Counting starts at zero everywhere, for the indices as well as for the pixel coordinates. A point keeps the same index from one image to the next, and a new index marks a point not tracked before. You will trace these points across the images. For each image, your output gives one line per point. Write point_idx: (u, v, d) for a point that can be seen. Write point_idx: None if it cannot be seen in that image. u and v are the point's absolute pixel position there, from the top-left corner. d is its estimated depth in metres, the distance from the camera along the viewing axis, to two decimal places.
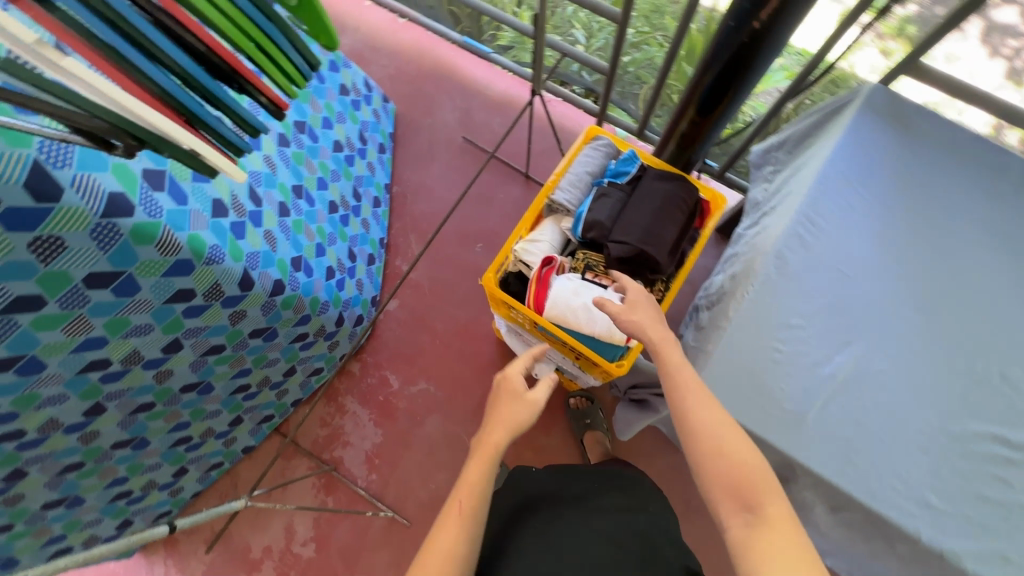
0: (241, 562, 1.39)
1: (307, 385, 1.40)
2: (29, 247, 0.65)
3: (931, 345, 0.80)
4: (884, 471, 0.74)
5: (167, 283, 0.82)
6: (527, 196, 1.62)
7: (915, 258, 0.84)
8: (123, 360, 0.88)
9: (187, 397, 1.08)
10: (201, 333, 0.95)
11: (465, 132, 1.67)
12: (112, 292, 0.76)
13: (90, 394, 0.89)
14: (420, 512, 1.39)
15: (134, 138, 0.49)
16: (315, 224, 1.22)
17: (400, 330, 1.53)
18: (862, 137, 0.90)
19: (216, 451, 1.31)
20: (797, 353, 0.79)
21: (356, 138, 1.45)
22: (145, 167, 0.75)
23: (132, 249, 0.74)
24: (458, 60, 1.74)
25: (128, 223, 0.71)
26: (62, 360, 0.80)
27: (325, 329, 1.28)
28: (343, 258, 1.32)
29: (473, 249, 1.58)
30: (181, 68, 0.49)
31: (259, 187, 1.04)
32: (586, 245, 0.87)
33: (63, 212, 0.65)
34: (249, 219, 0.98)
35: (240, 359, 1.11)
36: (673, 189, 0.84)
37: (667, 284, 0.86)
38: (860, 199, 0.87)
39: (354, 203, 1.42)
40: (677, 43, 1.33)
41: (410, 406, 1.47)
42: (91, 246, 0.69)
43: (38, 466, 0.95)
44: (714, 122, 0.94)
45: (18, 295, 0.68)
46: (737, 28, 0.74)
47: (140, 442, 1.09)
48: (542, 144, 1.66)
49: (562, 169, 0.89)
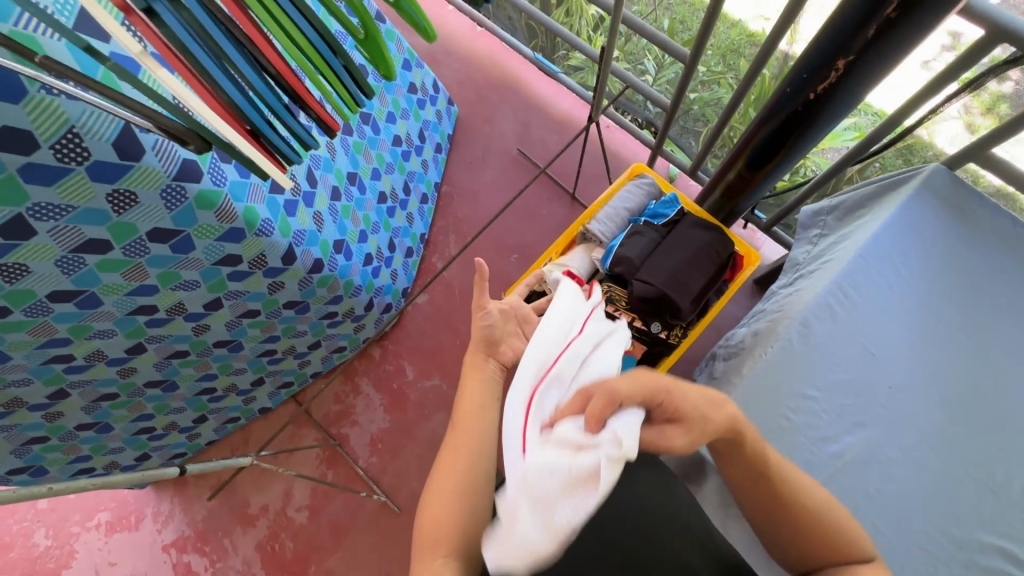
0: (240, 515, 1.48)
1: (328, 360, 1.46)
2: (107, 197, 0.72)
3: (951, 444, 0.77)
4: None
5: (219, 247, 0.89)
6: (570, 216, 1.63)
7: (948, 351, 0.81)
8: (169, 309, 0.96)
9: (218, 351, 1.16)
10: (241, 296, 1.02)
11: (520, 144, 1.70)
12: (169, 248, 0.83)
13: (135, 334, 0.97)
14: (413, 501, 1.44)
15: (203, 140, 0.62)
16: (362, 211, 1.28)
17: (425, 324, 1.58)
18: (915, 218, 0.87)
19: (235, 406, 1.39)
20: (807, 423, 0.78)
21: (415, 135, 1.51)
22: None
23: (194, 212, 0.80)
24: (527, 74, 1.78)
25: (194, 188, 0.78)
26: (117, 301, 0.87)
27: (354, 311, 1.34)
28: (383, 248, 1.38)
29: (508, 259, 1.61)
30: (254, 88, 0.62)
31: (317, 170, 1.10)
32: (612, 279, 0.88)
33: (140, 171, 0.72)
34: (302, 199, 1.04)
35: (271, 325, 1.18)
36: (709, 239, 0.85)
37: (686, 331, 0.86)
38: (901, 280, 0.84)
39: (403, 196, 1.47)
40: (745, 91, 1.32)
41: (421, 399, 1.52)
42: (159, 205, 0.76)
43: (79, 390, 1.04)
44: (765, 177, 0.93)
45: (90, 237, 0.75)
46: (794, 94, 0.76)
47: (170, 384, 1.18)
48: (594, 167, 1.68)
49: (603, 200, 0.91)
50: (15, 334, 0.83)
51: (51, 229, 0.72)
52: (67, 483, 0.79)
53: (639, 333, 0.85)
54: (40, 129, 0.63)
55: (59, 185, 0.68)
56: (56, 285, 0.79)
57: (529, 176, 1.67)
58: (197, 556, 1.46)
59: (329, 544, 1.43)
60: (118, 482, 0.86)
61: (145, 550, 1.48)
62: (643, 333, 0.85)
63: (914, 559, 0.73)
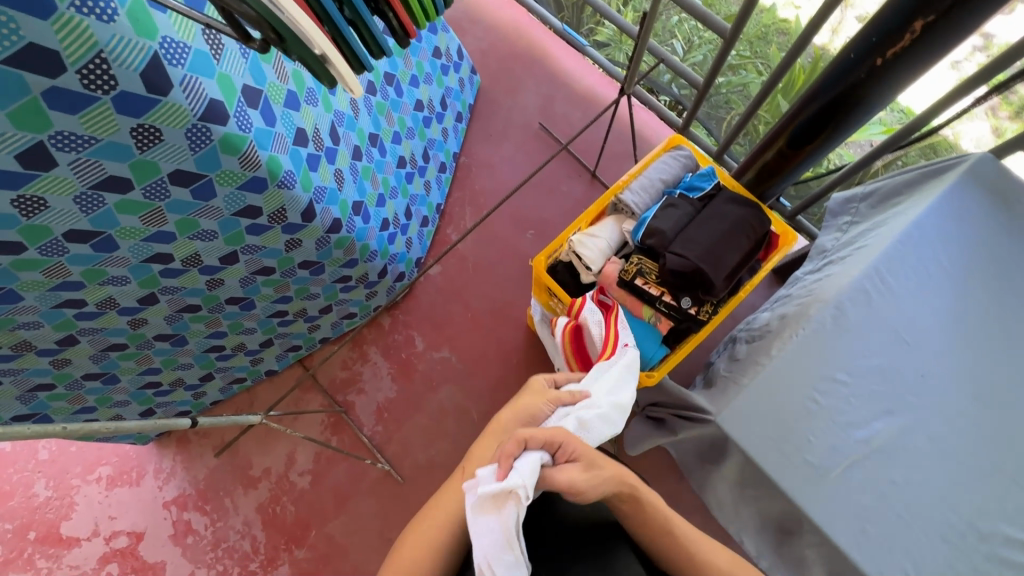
0: (242, 476, 1.47)
1: (338, 326, 1.45)
2: (131, 131, 0.69)
3: (979, 436, 0.76)
4: (897, 550, 0.71)
5: (240, 196, 0.86)
6: (589, 195, 1.61)
7: (983, 342, 0.79)
8: (185, 260, 0.94)
9: (229, 308, 1.14)
10: (257, 252, 1.00)
11: (542, 119, 1.66)
12: (190, 193, 0.80)
13: (148, 283, 0.95)
14: (415, 471, 1.44)
15: (275, 35, 0.55)
16: (381, 174, 1.25)
17: (436, 296, 1.56)
18: (957, 206, 0.85)
19: (242, 366, 1.38)
20: (835, 407, 0.77)
21: (437, 102, 1.47)
22: (246, 83, 0.79)
23: (218, 156, 0.77)
24: (552, 47, 1.73)
25: (220, 131, 0.75)
26: (133, 246, 0.85)
27: (368, 277, 1.32)
28: (400, 214, 1.35)
29: (523, 235, 1.59)
30: None
31: (340, 127, 1.07)
32: (643, 251, 0.86)
33: (167, 107, 0.69)
34: (325, 155, 1.02)
35: (285, 285, 1.16)
36: (745, 216, 0.82)
37: (715, 308, 0.83)
38: (940, 267, 0.82)
39: (422, 164, 1.44)
40: (778, 77, 1.28)
41: (429, 371, 1.50)
42: (183, 145, 0.73)
43: (88, 338, 1.02)
44: (808, 153, 0.93)
45: (111, 175, 0.72)
46: (857, 62, 0.76)
47: (179, 339, 1.16)
48: (616, 147, 1.65)
49: (637, 171, 0.88)
50: (28, 273, 0.81)
51: (72, 163, 0.69)
52: (79, 426, 0.77)
53: (667, 307, 0.83)
54: (67, 51, 0.60)
55: (83, 115, 0.65)
56: (73, 224, 0.76)
57: (550, 151, 1.64)
58: (198, 515, 1.47)
59: (331, 510, 1.43)
60: (129, 429, 0.85)
61: (145, 506, 1.48)
62: (672, 308, 0.83)
63: (937, 549, 0.72)
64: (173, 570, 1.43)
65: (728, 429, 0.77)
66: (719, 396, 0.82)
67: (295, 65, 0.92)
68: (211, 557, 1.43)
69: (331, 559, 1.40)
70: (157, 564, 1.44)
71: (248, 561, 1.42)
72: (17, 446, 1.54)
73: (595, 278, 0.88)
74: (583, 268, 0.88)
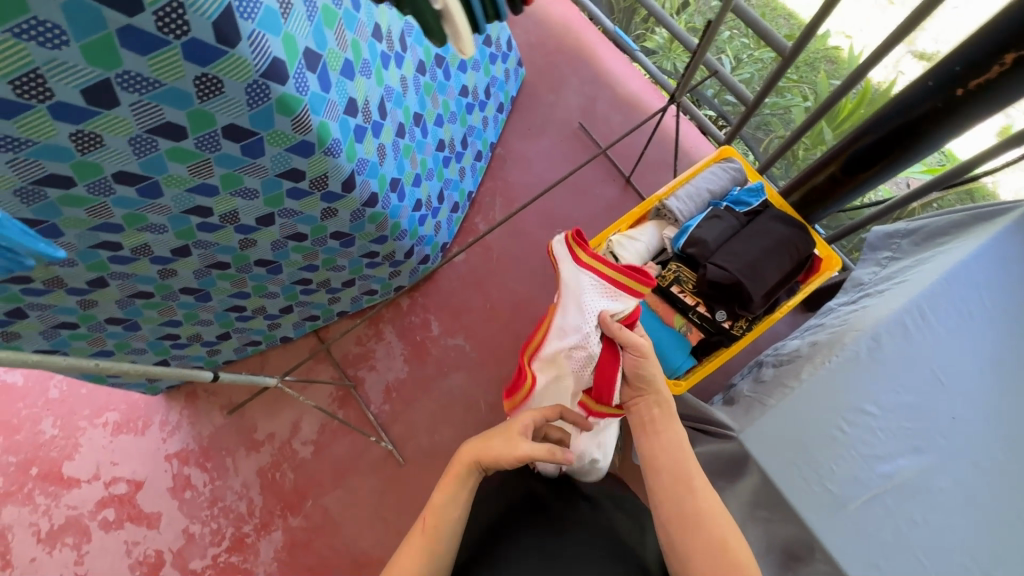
0: (246, 438, 1.48)
1: (357, 301, 1.45)
2: (195, 79, 0.69)
3: (1007, 485, 0.74)
4: None
5: (286, 158, 0.86)
6: (621, 200, 1.60)
7: (1019, 391, 0.78)
8: (223, 216, 0.94)
9: (257, 270, 1.15)
10: (293, 217, 1.01)
11: (583, 119, 1.66)
12: (240, 149, 0.81)
13: (184, 235, 0.96)
14: (417, 455, 1.44)
15: None
16: (421, 155, 1.25)
17: (457, 283, 1.55)
18: (1006, 251, 0.84)
19: (260, 329, 1.39)
20: (860, 438, 0.76)
21: (482, 90, 1.47)
22: (308, 46, 0.80)
23: (273, 116, 0.78)
24: (601, 49, 1.72)
25: (278, 91, 0.75)
26: (176, 196, 0.86)
27: (394, 256, 1.32)
28: (433, 197, 1.35)
29: (551, 233, 1.58)
30: None
31: (388, 103, 1.07)
32: (682, 259, 0.85)
33: (232, 60, 0.68)
34: (371, 128, 1.02)
35: (313, 254, 1.17)
36: (791, 236, 0.81)
37: (750, 324, 0.82)
38: (983, 311, 0.81)
39: (460, 149, 1.44)
40: (822, 114, 1.24)
41: (442, 357, 1.50)
42: (242, 100, 0.74)
43: (118, 282, 1.03)
44: (863, 181, 0.93)
45: (168, 121, 0.73)
46: (932, 91, 0.76)
47: (203, 294, 1.17)
48: (653, 155, 1.63)
49: (685, 179, 0.88)
50: (71, 210, 0.81)
51: (133, 105, 0.69)
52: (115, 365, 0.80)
53: (700, 317, 0.83)
54: None
55: (151, 57, 0.64)
56: (124, 165, 0.77)
57: (586, 152, 1.63)
58: (198, 471, 1.48)
59: (329, 482, 1.44)
60: (160, 376, 0.87)
61: (148, 456, 1.49)
62: (706, 319, 0.83)
63: None
64: (168, 522, 1.45)
65: (748, 446, 0.77)
66: (743, 415, 0.82)
67: (355, 35, 0.92)
68: (206, 514, 1.45)
69: (324, 531, 1.40)
70: (153, 514, 1.45)
71: (242, 523, 1.43)
72: (30, 381, 1.56)
73: None
74: None
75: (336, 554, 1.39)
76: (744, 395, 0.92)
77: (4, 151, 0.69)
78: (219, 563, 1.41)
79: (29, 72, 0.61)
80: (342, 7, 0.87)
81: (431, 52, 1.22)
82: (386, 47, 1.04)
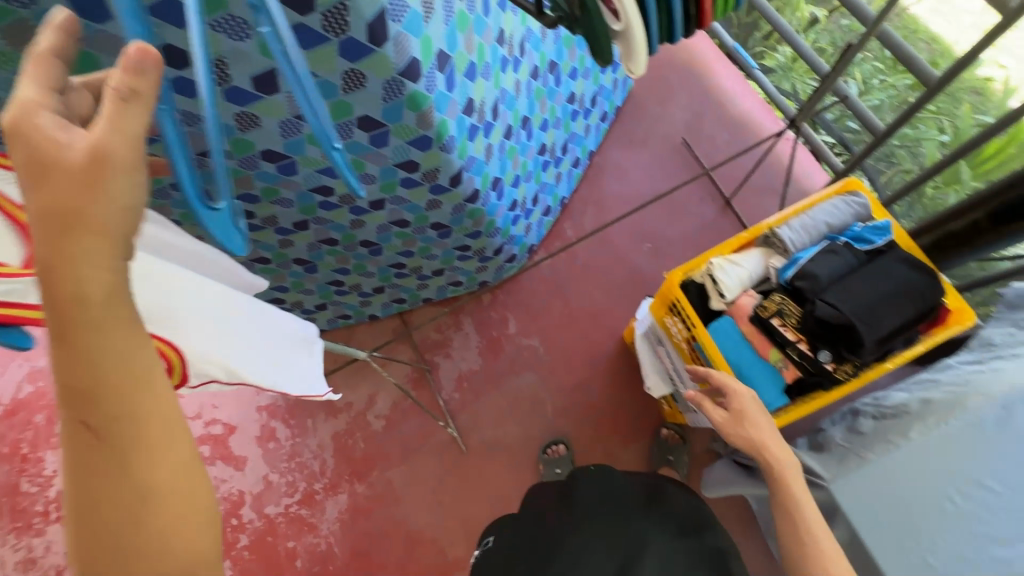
0: (327, 403, 1.59)
1: (443, 289, 1.52)
2: (344, 74, 0.75)
3: None
4: None
5: (405, 150, 0.93)
6: (718, 220, 1.55)
7: None
8: (342, 197, 1.03)
9: (360, 250, 1.24)
10: (402, 203, 1.08)
11: (687, 136, 1.62)
12: (369, 138, 0.88)
13: (306, 210, 1.05)
14: (480, 445, 1.49)
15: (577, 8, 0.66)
16: (523, 157, 1.28)
17: (539, 286, 1.57)
18: None
19: (352, 304, 1.49)
20: (976, 514, 0.81)
21: (588, 98, 1.47)
22: (441, 48, 0.84)
23: (402, 109, 0.83)
24: (716, 65, 1.67)
25: (410, 88, 0.80)
26: (307, 175, 0.95)
27: (484, 252, 1.37)
28: (528, 198, 1.38)
29: (640, 248, 1.56)
30: None
31: (501, 105, 1.10)
32: (787, 292, 0.81)
33: (378, 58, 0.73)
34: (483, 128, 1.06)
35: (412, 240, 1.24)
36: (917, 281, 0.75)
37: (855, 370, 0.77)
38: None
39: (559, 154, 1.46)
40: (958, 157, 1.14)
41: (516, 354, 1.53)
42: (379, 95, 0.80)
43: (244, 247, 1.14)
44: (1006, 233, 0.88)
45: None
46: None
47: (310, 266, 1.27)
48: (759, 181, 1.57)
49: (801, 209, 0.84)
50: (222, 179, 0.91)
51: (289, 93, 0.76)
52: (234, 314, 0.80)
53: (800, 355, 0.78)
54: None
55: (313, 51, 0.71)
56: (272, 144, 0.84)
57: (686, 168, 1.60)
58: (282, 425, 1.60)
59: (396, 456, 1.51)
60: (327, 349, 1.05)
61: (244, 405, 1.62)
62: (806, 357, 0.78)
63: None
64: (252, 466, 1.57)
65: (838, 498, 0.89)
66: (833, 465, 0.93)
67: (482, 37, 0.96)
68: (284, 466, 1.57)
69: (386, 503, 1.49)
70: (240, 457, 1.58)
71: (314, 480, 1.54)
72: None
73: (726, 306, 0.85)
74: (716, 294, 0.84)
75: (394, 526, 1.47)
76: (838, 443, 0.98)
77: (183, 126, 0.77)
78: (291, 512, 1.53)
79: (214, 59, 0.68)
80: (474, 12, 0.91)
81: (547, 57, 1.23)
82: (507, 51, 1.07)
